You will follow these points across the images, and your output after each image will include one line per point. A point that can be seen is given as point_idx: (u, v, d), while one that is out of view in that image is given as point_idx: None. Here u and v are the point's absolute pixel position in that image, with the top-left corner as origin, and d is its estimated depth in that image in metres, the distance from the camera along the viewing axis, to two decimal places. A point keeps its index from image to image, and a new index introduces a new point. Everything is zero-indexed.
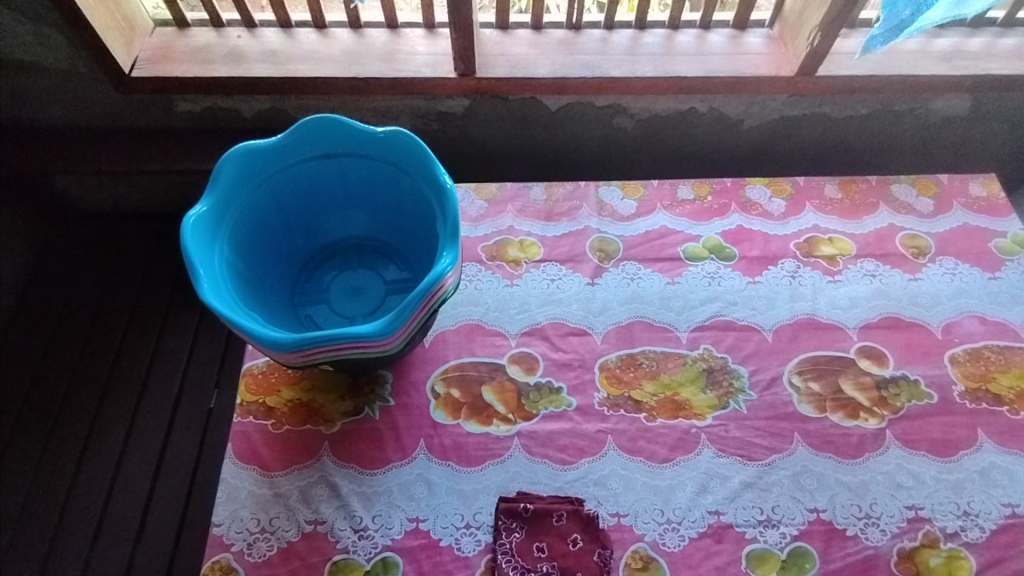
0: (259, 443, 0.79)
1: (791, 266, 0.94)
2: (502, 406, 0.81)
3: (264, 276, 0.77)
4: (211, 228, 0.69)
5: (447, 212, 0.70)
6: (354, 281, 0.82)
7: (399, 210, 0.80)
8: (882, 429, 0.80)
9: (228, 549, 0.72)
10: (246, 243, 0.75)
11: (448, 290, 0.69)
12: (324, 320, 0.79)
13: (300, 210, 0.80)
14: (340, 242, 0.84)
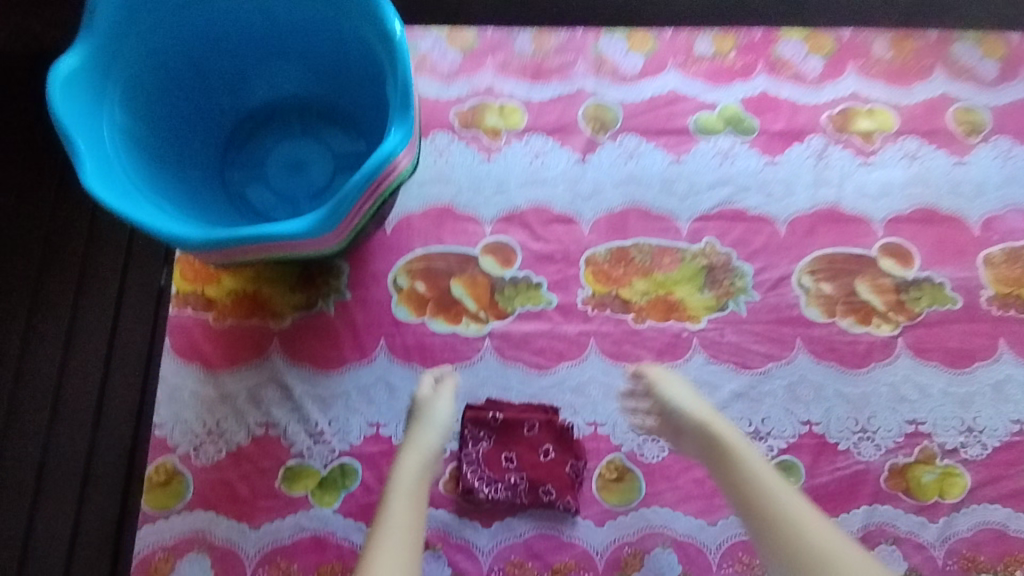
0: (199, 338, 0.70)
1: (818, 145, 0.79)
2: (472, 303, 0.72)
3: (181, 148, 0.64)
4: (94, 89, 0.54)
5: (394, 69, 0.54)
6: (296, 152, 0.68)
7: (344, 62, 0.64)
8: (895, 337, 0.73)
9: (173, 452, 0.66)
10: (149, 104, 0.60)
11: (404, 173, 0.57)
12: (260, 201, 0.67)
13: (218, 60, 0.63)
14: (277, 103, 0.68)
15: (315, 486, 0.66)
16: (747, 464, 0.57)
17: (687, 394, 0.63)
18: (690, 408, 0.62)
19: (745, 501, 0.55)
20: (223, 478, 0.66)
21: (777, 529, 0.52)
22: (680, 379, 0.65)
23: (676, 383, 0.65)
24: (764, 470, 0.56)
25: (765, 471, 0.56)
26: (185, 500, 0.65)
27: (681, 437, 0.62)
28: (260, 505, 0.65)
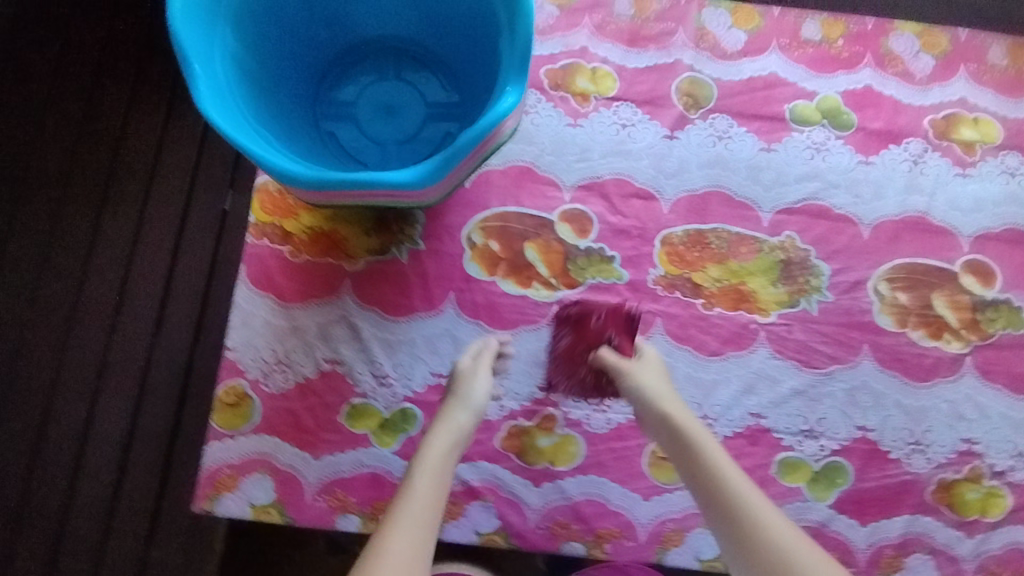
0: (274, 270, 0.71)
1: (916, 149, 0.77)
2: (544, 268, 0.72)
3: (278, 78, 0.62)
4: (206, 10, 0.53)
5: (514, 23, 0.52)
6: (388, 98, 0.67)
7: (452, 9, 0.62)
8: (963, 355, 0.72)
9: (243, 376, 0.68)
10: (256, 32, 0.59)
11: (506, 133, 0.55)
12: (349, 143, 0.66)
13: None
14: (373, 40, 0.67)
15: (376, 426, 0.68)
16: (724, 478, 0.55)
17: (662, 393, 0.62)
18: (665, 412, 0.61)
19: (719, 514, 0.55)
20: (289, 407, 0.68)
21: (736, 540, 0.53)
22: (653, 371, 0.64)
23: (652, 377, 0.63)
24: (733, 484, 0.55)
25: (741, 486, 0.55)
26: (252, 423, 0.67)
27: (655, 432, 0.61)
28: (322, 438, 0.67)
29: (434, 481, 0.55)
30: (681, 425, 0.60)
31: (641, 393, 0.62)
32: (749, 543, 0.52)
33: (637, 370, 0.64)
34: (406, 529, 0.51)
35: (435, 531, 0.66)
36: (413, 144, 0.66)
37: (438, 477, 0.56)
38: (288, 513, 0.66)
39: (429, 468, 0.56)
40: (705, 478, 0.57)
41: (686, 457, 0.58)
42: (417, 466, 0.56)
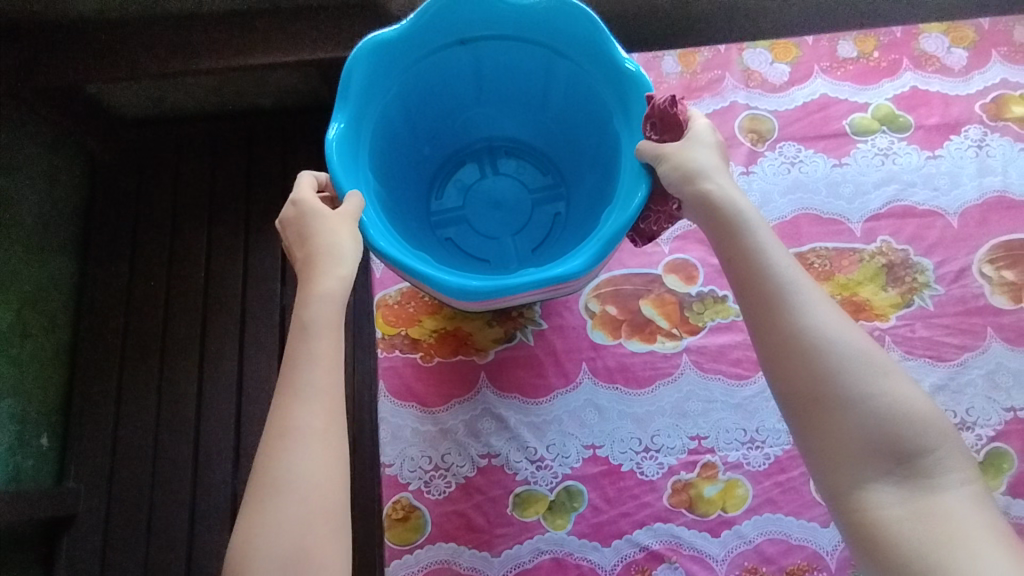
0: (411, 379, 0.73)
1: (976, 135, 0.81)
2: (664, 321, 0.75)
3: (404, 200, 0.71)
4: (351, 155, 0.60)
5: (630, 104, 0.61)
6: (490, 189, 0.78)
7: (546, 101, 0.72)
8: None
9: (406, 488, 0.70)
10: (382, 160, 0.67)
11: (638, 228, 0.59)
12: (466, 240, 0.75)
13: (426, 110, 0.71)
14: (469, 145, 0.78)
15: (545, 510, 0.69)
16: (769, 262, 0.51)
17: (713, 170, 0.55)
18: (712, 188, 0.54)
19: (752, 298, 0.50)
20: (458, 509, 0.69)
21: (763, 307, 0.49)
22: (700, 152, 0.56)
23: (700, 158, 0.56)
24: (769, 278, 0.50)
25: (787, 278, 0.50)
26: (426, 533, 0.68)
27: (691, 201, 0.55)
28: (497, 533, 0.68)
29: (330, 373, 0.49)
30: (728, 204, 0.54)
31: (685, 164, 0.55)
32: (774, 314, 0.49)
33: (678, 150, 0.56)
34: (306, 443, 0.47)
35: None
36: (524, 229, 0.76)
37: (333, 361, 0.50)
38: None
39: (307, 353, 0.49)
40: (747, 262, 0.51)
41: (724, 229, 0.53)
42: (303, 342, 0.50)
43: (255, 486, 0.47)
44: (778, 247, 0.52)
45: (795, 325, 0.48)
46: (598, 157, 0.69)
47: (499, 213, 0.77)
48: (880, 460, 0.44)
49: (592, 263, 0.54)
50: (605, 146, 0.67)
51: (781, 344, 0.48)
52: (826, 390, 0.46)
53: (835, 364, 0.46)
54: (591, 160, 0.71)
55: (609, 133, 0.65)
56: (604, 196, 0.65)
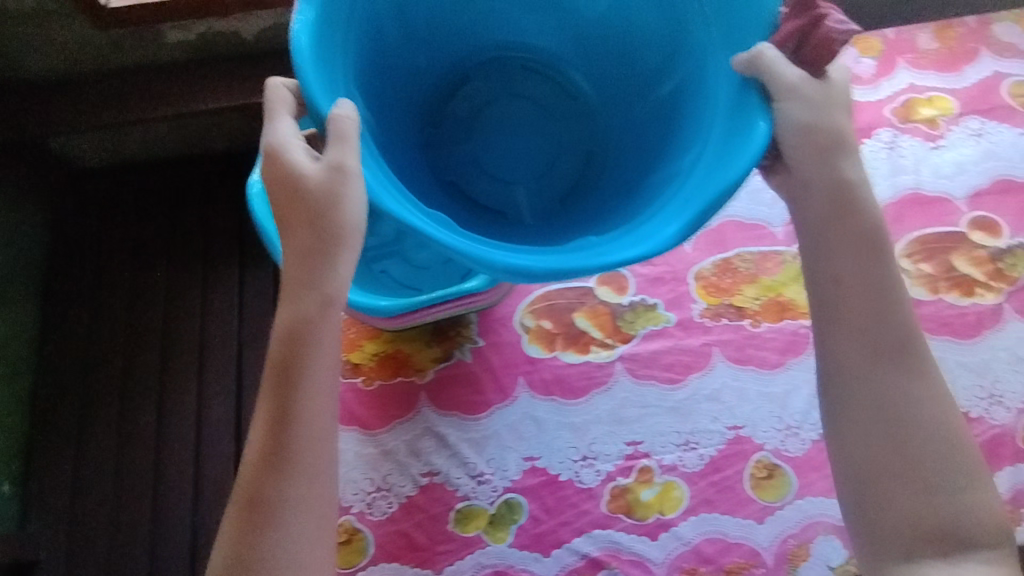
0: (353, 403, 0.75)
1: (887, 137, 0.85)
2: (598, 332, 0.77)
3: (399, 121, 0.69)
4: (326, 56, 0.49)
5: (733, 10, 0.54)
6: (497, 126, 0.77)
7: (582, 6, 0.69)
8: (1000, 304, 0.76)
9: (349, 511, 0.71)
10: (372, 75, 0.62)
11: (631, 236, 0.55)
12: (478, 178, 0.74)
13: (425, 15, 0.67)
14: (474, 63, 0.76)
15: (486, 524, 0.70)
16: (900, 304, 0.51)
17: (852, 150, 0.52)
18: (852, 179, 0.52)
19: (861, 327, 0.51)
20: (400, 529, 0.70)
21: (881, 350, 0.50)
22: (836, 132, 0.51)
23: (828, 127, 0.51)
24: (857, 296, 0.51)
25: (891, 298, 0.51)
26: (369, 555, 0.69)
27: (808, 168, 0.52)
28: (439, 550, 0.69)
29: (320, 447, 0.48)
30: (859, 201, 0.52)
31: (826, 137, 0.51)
32: (880, 358, 0.50)
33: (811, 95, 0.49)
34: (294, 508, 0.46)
35: None
36: (545, 178, 0.75)
37: (322, 431, 0.48)
38: None
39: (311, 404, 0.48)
40: (864, 295, 0.51)
41: (874, 244, 0.52)
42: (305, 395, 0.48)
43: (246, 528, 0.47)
44: (900, 290, 0.52)
45: (870, 344, 0.50)
46: (667, 76, 0.64)
47: (513, 151, 0.76)
48: (934, 543, 0.47)
49: (686, 231, 0.46)
50: (682, 60, 0.61)
51: (863, 359, 0.50)
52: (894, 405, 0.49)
53: (928, 423, 0.49)
54: (642, 91, 0.69)
55: (696, 48, 0.58)
56: (681, 116, 0.61)
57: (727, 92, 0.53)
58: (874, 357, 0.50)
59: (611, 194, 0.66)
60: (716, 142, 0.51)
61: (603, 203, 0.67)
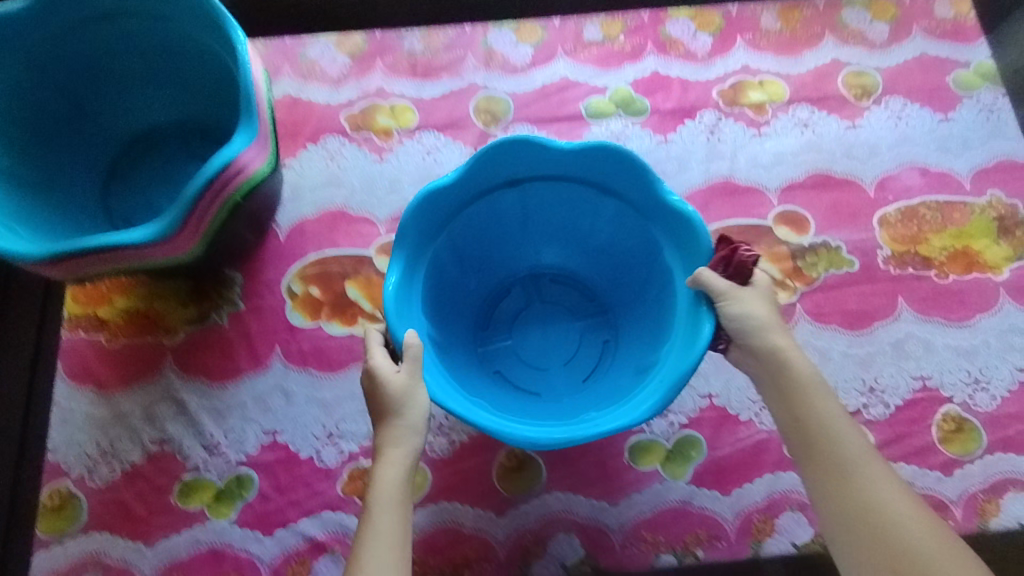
0: (92, 360, 0.69)
1: (710, 120, 0.79)
2: (368, 304, 0.72)
3: (452, 342, 0.67)
4: (406, 297, 0.60)
5: (680, 234, 0.61)
6: (535, 329, 0.74)
7: (589, 232, 0.70)
8: (793, 304, 0.72)
9: (68, 475, 0.66)
10: (433, 307, 0.64)
11: (168, 258, 0.56)
12: (517, 371, 0.71)
13: (475, 251, 0.69)
14: (513, 276, 0.74)
15: (210, 499, 0.65)
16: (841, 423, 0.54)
17: (771, 323, 0.56)
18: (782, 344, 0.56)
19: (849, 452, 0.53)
20: (118, 497, 0.65)
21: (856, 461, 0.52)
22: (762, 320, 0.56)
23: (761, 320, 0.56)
24: (813, 429, 0.54)
25: (843, 435, 0.53)
26: (80, 522, 0.64)
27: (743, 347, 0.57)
28: (156, 522, 0.64)
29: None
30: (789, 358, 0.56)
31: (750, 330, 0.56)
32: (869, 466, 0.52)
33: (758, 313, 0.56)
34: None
35: None
36: (576, 353, 0.72)
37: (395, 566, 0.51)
38: None
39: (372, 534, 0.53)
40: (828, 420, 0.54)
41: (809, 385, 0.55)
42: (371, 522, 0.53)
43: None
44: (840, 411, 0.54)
45: (885, 477, 0.51)
46: (651, 279, 0.65)
47: (548, 339, 0.73)
48: None
49: (656, 408, 0.54)
50: (659, 268, 0.64)
51: (840, 481, 0.52)
52: (886, 531, 0.49)
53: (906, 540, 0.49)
54: (639, 290, 0.68)
55: (665, 274, 0.62)
56: (656, 329, 0.63)
57: (680, 316, 0.59)
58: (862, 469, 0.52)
59: (620, 387, 0.62)
60: (659, 376, 0.56)
61: (620, 369, 0.65)
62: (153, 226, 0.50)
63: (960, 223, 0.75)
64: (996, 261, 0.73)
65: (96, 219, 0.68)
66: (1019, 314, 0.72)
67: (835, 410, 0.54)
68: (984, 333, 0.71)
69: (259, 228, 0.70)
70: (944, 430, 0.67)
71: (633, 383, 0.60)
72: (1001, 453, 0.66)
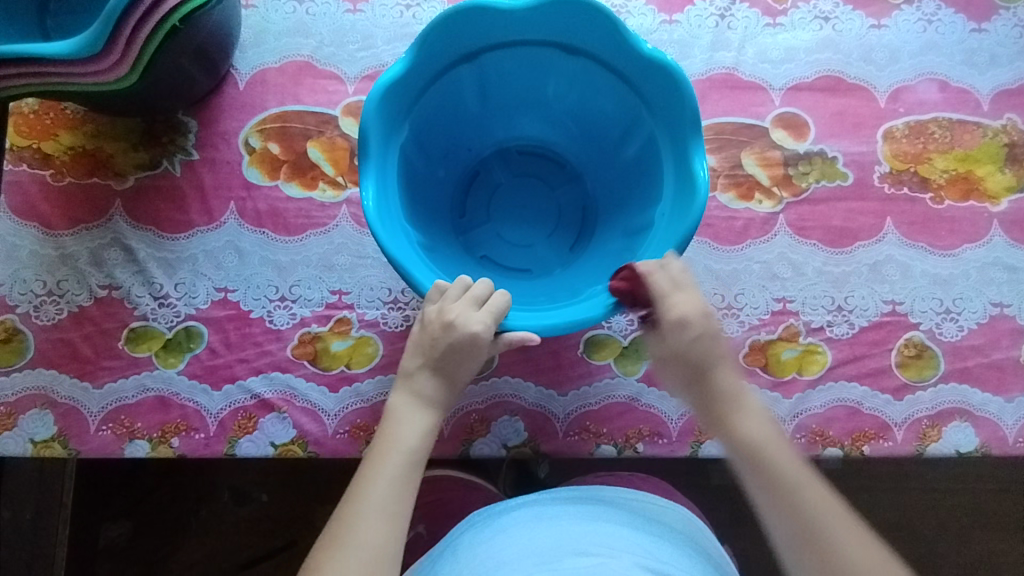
0: (37, 197, 0.67)
1: (722, 2, 0.72)
2: (329, 168, 0.68)
3: (435, 233, 0.64)
4: (389, 212, 0.54)
5: (663, 95, 0.56)
6: (517, 213, 0.71)
7: (548, 99, 0.66)
8: (775, 215, 0.68)
9: (12, 311, 0.65)
10: (410, 195, 0.61)
11: (102, 85, 0.57)
12: (510, 257, 0.69)
13: (438, 138, 0.65)
14: (479, 157, 0.70)
15: (158, 348, 0.65)
16: (715, 382, 0.53)
17: (708, 337, 0.53)
18: (682, 329, 0.52)
19: (721, 414, 0.53)
20: (65, 337, 0.64)
21: (714, 408, 0.53)
22: (685, 325, 0.52)
23: (703, 327, 0.53)
24: (720, 386, 0.53)
25: (751, 425, 0.52)
26: (26, 357, 0.64)
27: (687, 388, 0.55)
28: (103, 365, 0.64)
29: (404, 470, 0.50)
30: (710, 375, 0.53)
31: (670, 343, 0.53)
32: (736, 425, 0.52)
33: (700, 331, 0.53)
34: (374, 514, 0.48)
35: (228, 448, 0.63)
36: (557, 228, 0.70)
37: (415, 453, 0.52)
38: (72, 445, 0.63)
39: (391, 435, 0.52)
40: (719, 393, 0.53)
41: (698, 373, 0.53)
42: (391, 418, 0.53)
43: (319, 545, 0.48)
44: (742, 382, 0.54)
45: (770, 429, 0.52)
46: (630, 138, 0.62)
47: (527, 216, 0.71)
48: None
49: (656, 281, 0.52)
50: (639, 125, 0.60)
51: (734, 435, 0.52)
52: (790, 499, 0.49)
53: (791, 483, 0.49)
54: (614, 150, 0.65)
55: (647, 135, 0.59)
56: (642, 190, 0.60)
57: (669, 181, 0.56)
58: (747, 425, 0.52)
59: (607, 258, 0.61)
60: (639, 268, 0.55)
61: (609, 238, 0.63)
62: (79, 38, 0.52)
63: (968, 146, 0.70)
64: (996, 191, 0.69)
65: (28, 30, 0.63)
66: (1006, 249, 0.69)
67: (743, 391, 0.54)
68: (966, 264, 0.68)
69: (213, 69, 0.65)
70: (903, 355, 0.66)
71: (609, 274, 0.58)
72: (955, 383, 0.66)
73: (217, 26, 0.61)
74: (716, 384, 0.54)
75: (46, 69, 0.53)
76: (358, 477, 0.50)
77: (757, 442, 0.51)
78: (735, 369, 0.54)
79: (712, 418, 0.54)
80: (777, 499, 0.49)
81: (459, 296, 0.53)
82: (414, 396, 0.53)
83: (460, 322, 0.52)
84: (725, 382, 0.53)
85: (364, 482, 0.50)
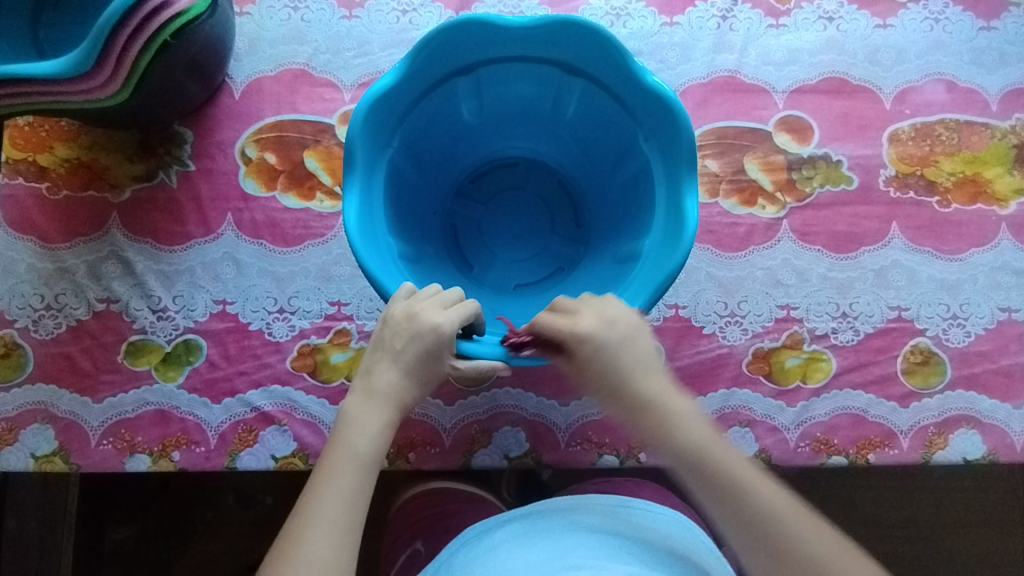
0: (34, 210, 0.66)
1: (723, 3, 0.70)
2: (326, 177, 0.67)
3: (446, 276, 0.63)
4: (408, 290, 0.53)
5: (591, 51, 0.55)
6: (519, 235, 0.70)
7: (471, 121, 0.64)
8: (779, 220, 0.67)
9: (11, 326, 0.64)
10: (410, 244, 0.60)
11: (93, 100, 0.56)
12: (532, 272, 0.68)
13: (410, 203, 0.63)
14: (443, 205, 0.69)
15: (158, 361, 0.64)
16: (630, 380, 0.50)
17: (618, 339, 0.50)
18: (583, 335, 0.49)
19: (645, 422, 0.50)
20: (64, 351, 0.64)
21: (635, 413, 0.50)
22: (599, 330, 0.50)
23: (611, 336, 0.50)
24: (641, 387, 0.50)
25: (689, 426, 0.49)
26: (26, 372, 0.64)
27: (605, 401, 0.51)
28: (102, 379, 0.64)
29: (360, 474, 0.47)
30: (621, 384, 0.50)
31: (582, 359, 0.50)
32: (659, 430, 0.49)
33: (605, 340, 0.49)
34: (326, 523, 0.44)
35: (228, 461, 0.63)
36: (554, 219, 0.70)
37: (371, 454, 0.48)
38: (72, 460, 0.63)
39: (344, 439, 0.48)
40: (645, 397, 0.50)
41: (608, 376, 0.50)
42: (344, 420, 0.49)
43: (270, 558, 0.44)
44: (659, 376, 0.51)
45: (701, 425, 0.49)
46: (564, 99, 0.62)
47: (524, 221, 0.71)
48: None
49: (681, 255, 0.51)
50: (572, 87, 0.60)
51: (670, 442, 0.49)
52: (737, 500, 0.46)
53: (737, 485, 0.47)
54: (550, 118, 0.65)
55: (585, 84, 0.59)
56: (620, 145, 0.61)
57: (648, 130, 0.56)
58: (692, 429, 0.49)
59: (620, 235, 0.61)
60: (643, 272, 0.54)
61: (614, 219, 0.64)
62: (69, 57, 0.51)
63: (976, 148, 0.69)
64: (1004, 193, 0.68)
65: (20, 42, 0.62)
66: (1014, 252, 0.67)
67: (661, 389, 0.50)
68: (973, 269, 0.67)
69: (207, 80, 0.64)
70: (908, 362, 0.65)
71: (617, 271, 0.57)
72: (962, 390, 0.65)
73: (210, 37, 0.60)
74: (627, 385, 0.50)
75: (38, 91, 0.53)
76: (309, 486, 0.47)
77: (692, 447, 0.48)
78: (659, 362, 0.51)
79: (641, 425, 0.50)
80: (725, 503, 0.46)
81: (430, 297, 0.52)
82: (369, 394, 0.50)
83: (426, 317, 0.50)
84: (633, 382, 0.50)
85: (316, 493, 0.46)
